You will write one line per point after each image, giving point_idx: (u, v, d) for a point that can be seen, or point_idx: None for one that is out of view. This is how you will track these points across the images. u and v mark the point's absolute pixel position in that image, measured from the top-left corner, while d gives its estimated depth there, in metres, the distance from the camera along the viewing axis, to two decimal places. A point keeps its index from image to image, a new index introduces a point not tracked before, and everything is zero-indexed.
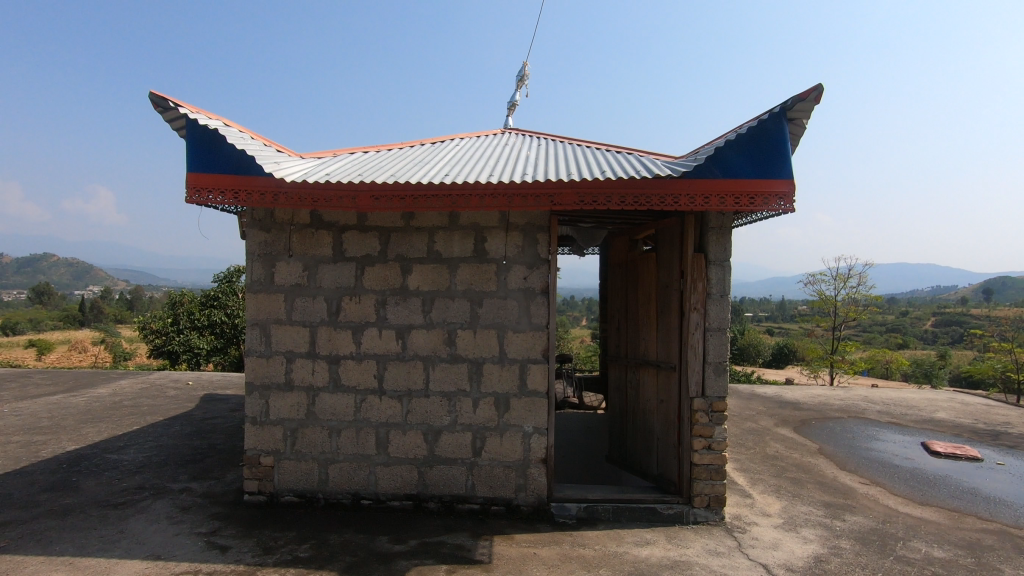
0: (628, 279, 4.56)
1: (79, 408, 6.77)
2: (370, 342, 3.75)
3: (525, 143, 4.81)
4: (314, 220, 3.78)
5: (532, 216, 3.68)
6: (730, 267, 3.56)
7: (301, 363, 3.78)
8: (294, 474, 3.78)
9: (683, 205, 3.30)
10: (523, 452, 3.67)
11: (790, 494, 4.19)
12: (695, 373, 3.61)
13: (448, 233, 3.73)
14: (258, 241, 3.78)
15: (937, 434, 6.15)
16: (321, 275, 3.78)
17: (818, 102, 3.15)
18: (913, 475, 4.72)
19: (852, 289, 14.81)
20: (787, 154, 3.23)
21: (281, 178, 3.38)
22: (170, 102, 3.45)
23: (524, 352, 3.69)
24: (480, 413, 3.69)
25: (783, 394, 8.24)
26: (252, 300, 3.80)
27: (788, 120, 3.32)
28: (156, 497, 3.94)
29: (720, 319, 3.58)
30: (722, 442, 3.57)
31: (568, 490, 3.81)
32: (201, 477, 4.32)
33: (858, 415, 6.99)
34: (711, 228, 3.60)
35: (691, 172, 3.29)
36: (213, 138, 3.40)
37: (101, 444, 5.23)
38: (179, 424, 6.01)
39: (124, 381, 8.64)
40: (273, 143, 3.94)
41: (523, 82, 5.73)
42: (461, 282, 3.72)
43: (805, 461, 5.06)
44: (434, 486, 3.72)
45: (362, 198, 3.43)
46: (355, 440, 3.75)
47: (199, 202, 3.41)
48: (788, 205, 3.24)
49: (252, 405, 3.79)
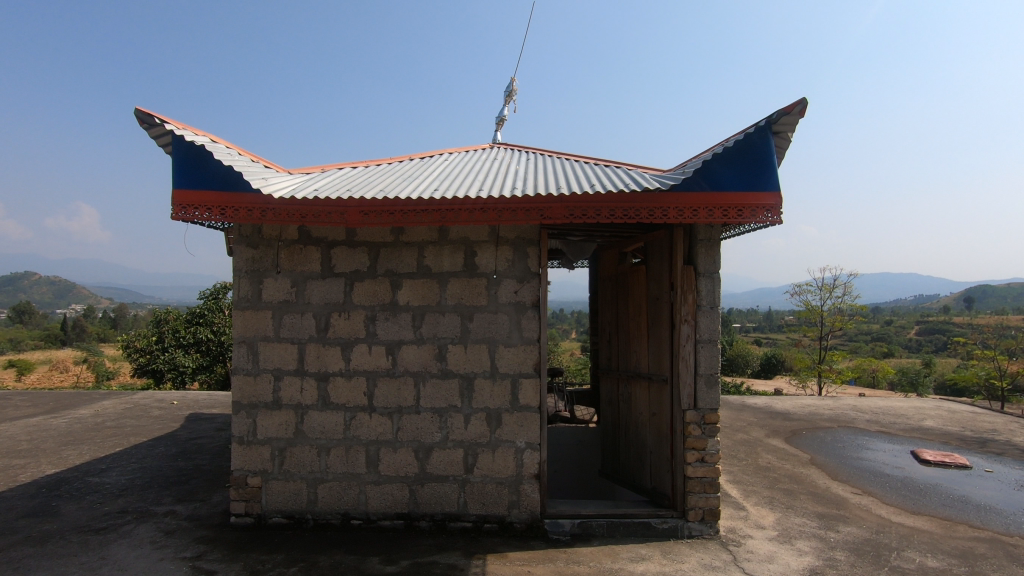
0: (618, 292, 4.57)
1: (59, 429, 6.62)
2: (360, 359, 3.71)
3: (514, 157, 4.83)
4: (302, 236, 3.75)
5: (522, 230, 3.68)
6: (719, 279, 3.59)
7: (289, 381, 3.72)
8: (282, 495, 3.70)
9: (672, 218, 3.33)
10: (515, 468, 3.63)
11: (784, 505, 4.18)
12: (687, 385, 3.60)
13: (437, 247, 3.72)
14: (245, 258, 3.74)
15: (926, 442, 6.19)
16: (309, 291, 3.74)
17: (803, 116, 3.21)
18: (905, 484, 4.73)
19: (838, 299, 14.95)
20: (774, 167, 3.28)
21: (269, 194, 3.37)
22: (157, 119, 3.44)
23: (515, 366, 3.67)
24: (472, 429, 3.65)
25: (773, 404, 8.27)
26: (239, 317, 3.75)
27: (773, 133, 3.38)
28: (139, 521, 3.84)
29: (711, 331, 3.58)
30: (715, 455, 3.56)
31: (562, 505, 3.77)
32: (186, 500, 4.22)
33: (848, 425, 7.02)
34: (700, 240, 3.63)
35: (680, 185, 3.32)
36: (200, 155, 3.38)
37: (83, 467, 5.10)
38: (164, 445, 5.89)
39: (107, 401, 8.48)
40: (261, 158, 3.92)
41: (511, 98, 5.77)
42: (452, 297, 3.71)
43: (798, 472, 5.06)
44: (426, 505, 3.66)
45: (351, 214, 3.42)
46: (345, 459, 3.68)
47: (185, 219, 3.38)
48: (776, 217, 3.28)
49: (239, 424, 3.72)
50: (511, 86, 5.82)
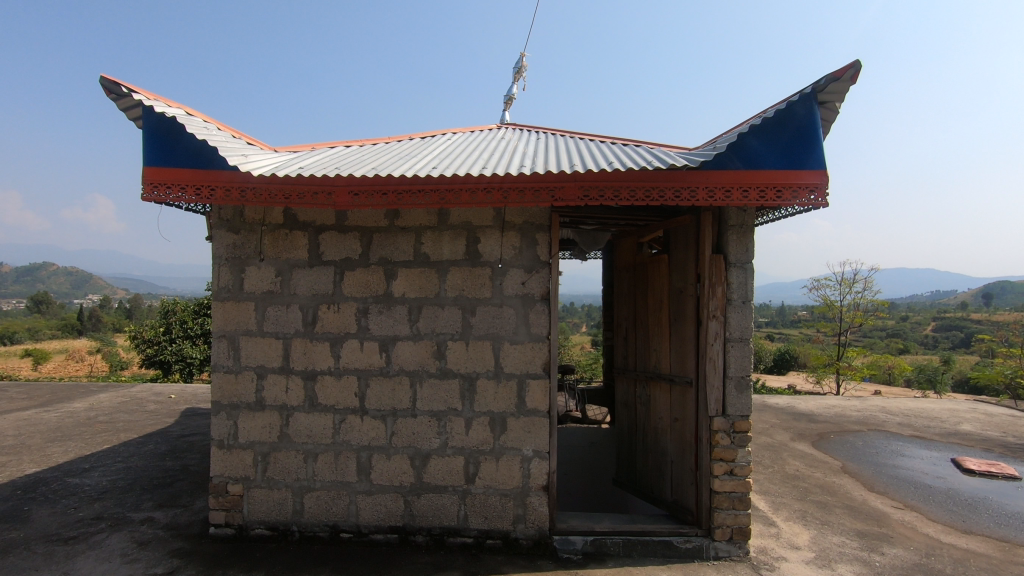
0: (635, 284, 4.17)
1: (51, 424, 6.36)
2: (351, 356, 3.36)
3: (523, 137, 4.43)
4: (288, 220, 3.40)
5: (531, 214, 3.30)
6: (752, 270, 3.18)
7: (273, 380, 3.38)
8: (265, 504, 3.37)
9: (700, 199, 2.93)
10: (521, 479, 3.27)
11: (818, 521, 3.78)
12: (715, 389, 3.21)
13: (436, 233, 3.35)
14: (225, 244, 3.41)
15: (966, 449, 5.74)
16: (295, 281, 3.39)
17: (855, 82, 2.77)
18: (950, 497, 4.31)
19: (857, 294, 14.38)
20: (819, 143, 2.88)
21: (247, 171, 3.02)
22: (124, 87, 3.09)
23: (522, 366, 3.30)
24: (473, 435, 3.29)
25: (796, 404, 7.84)
26: (219, 309, 3.42)
27: (819, 103, 2.95)
28: (112, 530, 3.53)
29: (742, 328, 3.19)
30: (745, 467, 3.17)
31: (573, 519, 3.41)
32: (167, 506, 3.91)
33: (878, 428, 6.57)
34: (730, 226, 3.22)
35: (710, 162, 2.92)
36: (173, 129, 3.07)
37: (65, 466, 4.82)
38: (155, 443, 5.61)
39: (105, 394, 8.22)
40: (244, 135, 3.57)
41: (520, 75, 5.38)
42: (452, 288, 3.33)
43: (830, 482, 4.65)
44: (422, 518, 3.31)
45: (340, 194, 3.05)
46: (333, 466, 3.35)
47: (156, 200, 3.06)
48: (821, 199, 2.87)
49: (219, 426, 3.39)
50: (520, 63, 5.41)
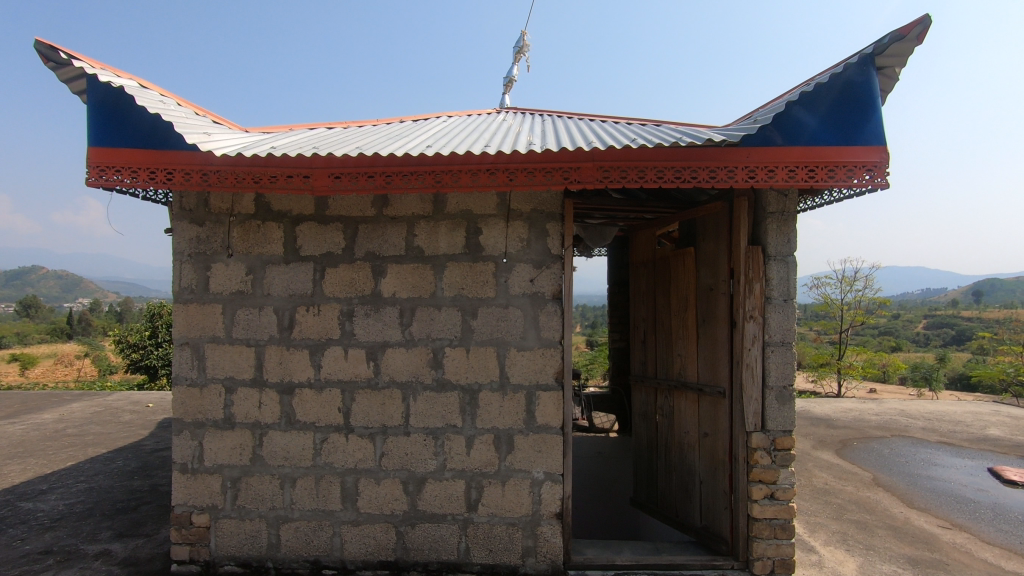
0: (654, 282, 3.75)
1: (15, 438, 5.86)
2: (334, 365, 2.92)
3: (526, 119, 3.99)
4: (261, 209, 2.96)
5: (540, 201, 2.88)
6: (795, 264, 2.78)
7: (244, 394, 2.93)
8: (235, 538, 2.92)
9: (740, 180, 2.52)
10: (531, 506, 2.84)
11: (862, 546, 3.37)
12: (752, 401, 2.80)
13: (431, 223, 2.92)
14: (188, 238, 2.96)
15: (999, 457, 5.35)
16: (269, 279, 2.95)
17: (923, 42, 2.34)
18: (998, 514, 3.92)
19: (859, 292, 14.00)
20: (877, 114, 2.46)
21: (209, 151, 2.57)
22: (63, 54, 2.63)
23: (530, 376, 2.87)
24: (475, 456, 2.86)
25: (810, 409, 7.43)
26: (180, 313, 2.96)
27: (877, 68, 2.53)
28: (60, 568, 3.07)
29: (784, 330, 2.78)
30: (788, 490, 2.76)
31: (590, 550, 2.98)
32: (127, 536, 3.44)
33: (902, 434, 6.17)
34: (769, 214, 2.80)
35: (750, 139, 2.51)
36: (122, 102, 2.62)
37: (19, 488, 4.34)
38: (124, 459, 5.12)
39: (78, 403, 7.69)
40: (210, 113, 3.12)
41: (521, 56, 4.95)
42: (450, 286, 2.90)
43: (864, 497, 4.25)
44: (418, 551, 2.87)
45: (319, 177, 2.62)
46: (314, 493, 2.90)
47: (103, 186, 2.61)
48: (880, 178, 2.46)
49: (181, 448, 2.94)
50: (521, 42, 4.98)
